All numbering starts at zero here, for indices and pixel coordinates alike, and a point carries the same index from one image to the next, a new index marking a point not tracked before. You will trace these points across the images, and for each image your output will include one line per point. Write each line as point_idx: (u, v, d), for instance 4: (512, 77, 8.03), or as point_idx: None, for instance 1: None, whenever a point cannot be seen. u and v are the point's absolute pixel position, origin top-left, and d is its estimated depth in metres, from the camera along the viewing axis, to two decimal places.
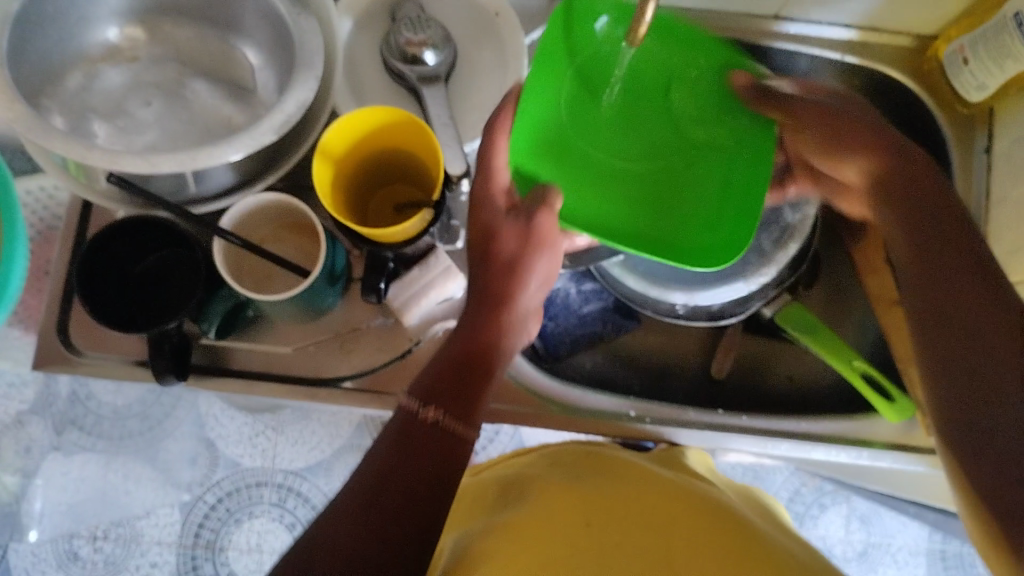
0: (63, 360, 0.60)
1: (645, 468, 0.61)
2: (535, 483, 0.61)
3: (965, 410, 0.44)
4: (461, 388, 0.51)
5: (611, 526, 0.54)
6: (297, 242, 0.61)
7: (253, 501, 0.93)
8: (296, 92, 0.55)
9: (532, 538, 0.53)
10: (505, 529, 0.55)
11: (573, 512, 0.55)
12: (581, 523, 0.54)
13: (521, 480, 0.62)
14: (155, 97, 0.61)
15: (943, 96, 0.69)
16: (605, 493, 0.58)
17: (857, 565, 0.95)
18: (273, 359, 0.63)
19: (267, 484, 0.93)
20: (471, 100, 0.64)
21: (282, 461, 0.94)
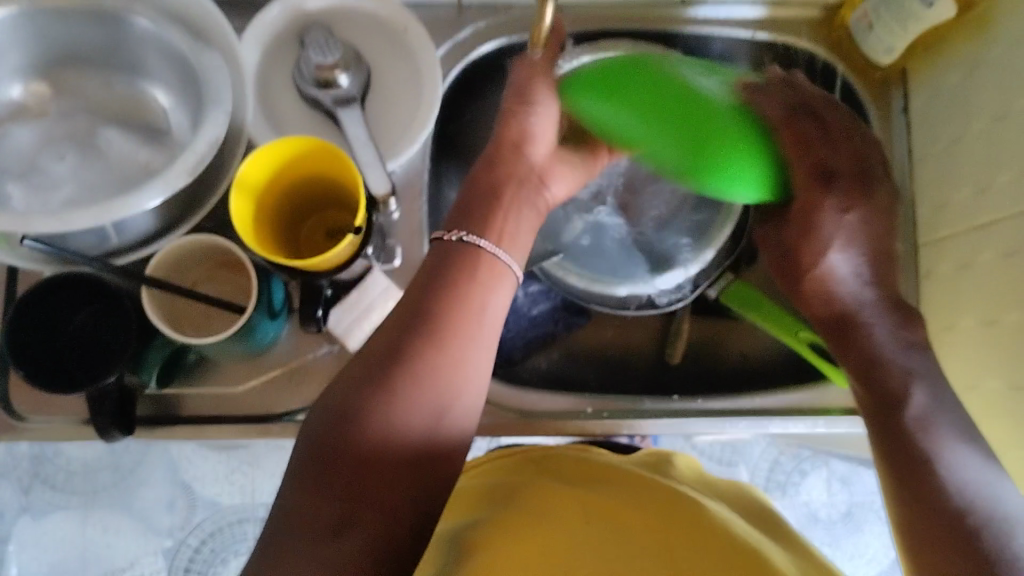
0: (8, 428, 0.59)
1: (640, 476, 0.61)
2: (529, 486, 0.60)
3: (904, 471, 0.48)
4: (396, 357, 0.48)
5: (610, 521, 0.53)
6: (230, 280, 0.60)
7: (237, 539, 0.93)
8: (207, 132, 0.54)
9: (531, 532, 0.52)
10: (500, 523, 0.54)
11: (573, 512, 0.55)
12: (580, 519, 0.53)
13: (512, 482, 0.61)
14: (68, 150, 0.61)
15: (855, 62, 0.69)
16: (601, 496, 0.57)
17: (843, 527, 0.95)
18: (223, 399, 0.63)
19: (250, 520, 0.92)
20: (389, 116, 0.64)
21: (262, 494, 0.93)
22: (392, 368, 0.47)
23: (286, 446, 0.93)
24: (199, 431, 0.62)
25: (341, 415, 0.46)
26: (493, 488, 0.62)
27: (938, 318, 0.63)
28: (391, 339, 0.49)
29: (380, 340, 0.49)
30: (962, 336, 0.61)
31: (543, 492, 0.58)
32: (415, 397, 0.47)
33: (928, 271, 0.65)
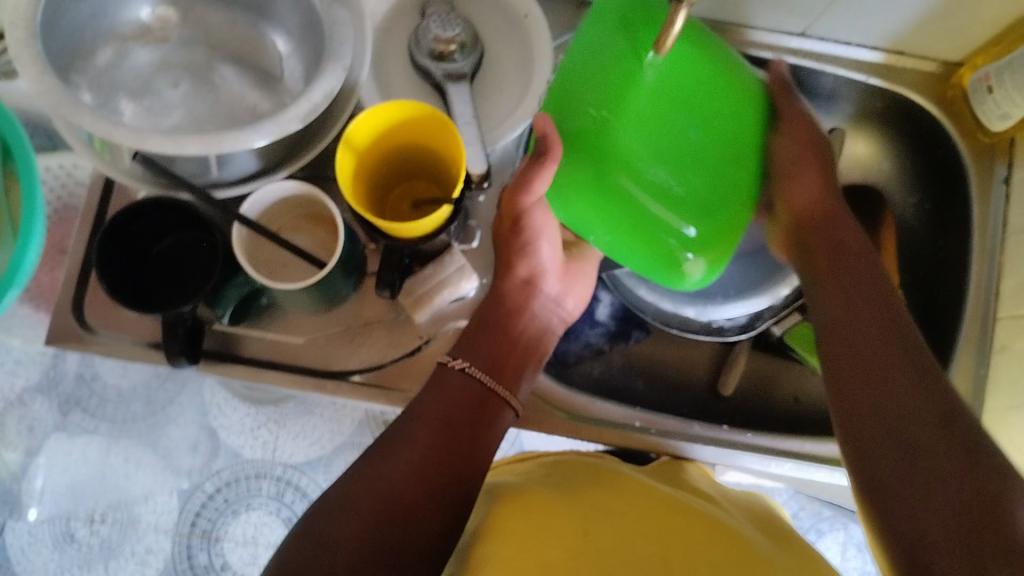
0: (75, 337, 0.60)
1: (645, 484, 0.61)
2: (530, 489, 0.60)
3: (892, 437, 0.44)
4: (461, 420, 0.56)
5: (609, 536, 0.54)
6: (314, 233, 0.61)
7: (251, 493, 0.93)
8: (324, 83, 0.55)
9: (528, 542, 0.53)
10: (497, 530, 0.55)
11: (572, 523, 0.55)
12: (579, 532, 0.54)
13: (517, 484, 0.62)
14: (182, 79, 0.62)
15: (966, 124, 0.69)
16: (603, 508, 0.57)
17: None
18: (285, 348, 0.64)
19: (268, 477, 0.93)
20: (495, 100, 0.64)
21: (282, 454, 0.94)
22: (430, 436, 0.54)
23: (319, 409, 0.93)
24: (255, 374, 0.63)
25: (381, 480, 0.51)
26: (502, 486, 0.62)
27: (1005, 395, 0.63)
28: (461, 381, 0.58)
29: (450, 400, 0.57)
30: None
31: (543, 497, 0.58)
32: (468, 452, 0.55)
33: (1003, 345, 0.65)
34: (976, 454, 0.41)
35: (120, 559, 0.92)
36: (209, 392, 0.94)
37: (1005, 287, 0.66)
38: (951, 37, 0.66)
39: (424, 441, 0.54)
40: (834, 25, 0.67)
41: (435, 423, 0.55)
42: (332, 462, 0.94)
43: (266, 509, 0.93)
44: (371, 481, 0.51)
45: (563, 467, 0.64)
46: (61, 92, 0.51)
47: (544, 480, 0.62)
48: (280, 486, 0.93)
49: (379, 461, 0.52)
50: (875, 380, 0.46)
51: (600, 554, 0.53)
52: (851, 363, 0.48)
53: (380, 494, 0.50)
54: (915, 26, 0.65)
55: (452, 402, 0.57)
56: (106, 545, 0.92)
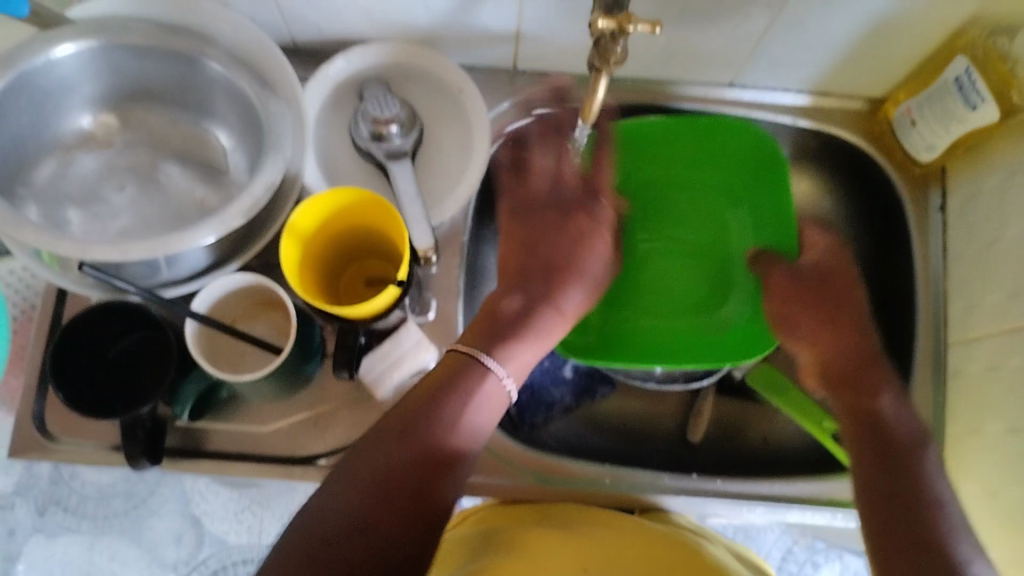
0: (39, 447, 0.60)
1: (639, 523, 0.61)
2: (517, 532, 0.60)
3: (883, 483, 0.52)
4: (398, 434, 0.49)
5: (605, 571, 0.54)
6: (269, 320, 0.62)
7: None
8: (264, 175, 0.56)
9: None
10: (496, 567, 0.55)
11: (570, 557, 0.55)
12: (576, 567, 0.54)
13: (502, 531, 0.61)
14: (129, 182, 0.63)
15: (896, 156, 0.71)
16: (599, 547, 0.57)
17: None
18: (250, 438, 0.64)
19: (254, 561, 0.93)
20: (438, 174, 0.66)
21: (268, 537, 0.93)
22: (368, 463, 0.48)
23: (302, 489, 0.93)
24: (220, 467, 0.63)
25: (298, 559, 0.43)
26: (487, 531, 0.61)
27: (962, 420, 0.63)
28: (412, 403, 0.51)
29: (379, 431, 0.49)
30: (988, 438, 0.60)
31: (535, 539, 0.58)
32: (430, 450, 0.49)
33: (956, 369, 0.65)
34: (912, 488, 0.51)
35: None
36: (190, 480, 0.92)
37: (952, 311, 0.67)
38: (871, 74, 0.68)
39: (384, 441, 0.49)
40: (758, 73, 0.69)
41: (369, 465, 0.48)
42: None
43: None
44: (311, 537, 0.44)
45: (557, 513, 0.63)
46: (3, 210, 0.52)
47: (531, 523, 0.61)
48: None
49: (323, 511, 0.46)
50: (892, 467, 0.53)
51: None
52: (869, 472, 0.53)
53: (333, 542, 0.44)
54: (835, 68, 0.68)
55: (390, 427, 0.49)
56: None
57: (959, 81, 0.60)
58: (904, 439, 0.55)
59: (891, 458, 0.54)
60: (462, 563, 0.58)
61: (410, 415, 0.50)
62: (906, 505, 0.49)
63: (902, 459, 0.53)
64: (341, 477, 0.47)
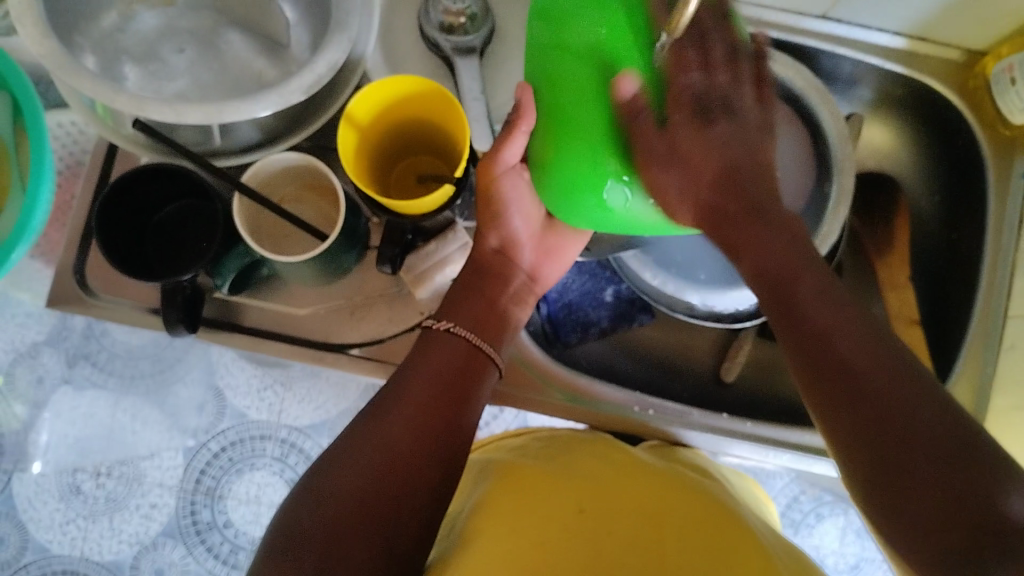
0: (78, 300, 0.61)
1: (628, 455, 0.62)
2: (522, 465, 0.61)
3: (790, 320, 0.43)
4: (415, 390, 0.53)
5: (604, 515, 0.55)
6: (317, 204, 0.61)
7: (256, 453, 0.94)
8: (329, 54, 0.54)
9: (527, 524, 0.54)
10: (490, 509, 0.56)
11: (569, 499, 0.56)
12: (575, 509, 0.55)
13: (510, 460, 0.62)
14: (188, 45, 0.61)
15: (987, 113, 0.67)
16: (601, 483, 0.58)
17: None
18: (284, 318, 0.63)
19: (272, 439, 0.94)
20: (504, 75, 0.64)
21: (288, 417, 0.95)
22: (391, 413, 0.51)
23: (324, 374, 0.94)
24: (251, 344, 0.63)
25: (332, 510, 0.46)
26: (494, 462, 0.63)
27: (1009, 395, 0.62)
28: (419, 365, 0.55)
29: (396, 387, 0.53)
30: None
31: (531, 475, 0.59)
32: (450, 402, 0.53)
33: (1012, 343, 0.63)
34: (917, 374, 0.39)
35: (126, 511, 0.93)
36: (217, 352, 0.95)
37: (1018, 283, 0.64)
38: (973, 26, 0.64)
39: (399, 396, 0.52)
40: (853, 9, 0.65)
41: (393, 417, 0.51)
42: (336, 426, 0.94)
43: (270, 469, 0.94)
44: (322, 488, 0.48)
45: (562, 442, 0.64)
46: (63, 55, 0.51)
47: (537, 454, 0.62)
48: (283, 448, 0.95)
49: (333, 458, 0.49)
50: (831, 339, 0.41)
51: (592, 533, 0.53)
52: (805, 360, 0.42)
53: (343, 488, 0.47)
54: (937, 12, 0.64)
55: (405, 385, 0.53)
56: (112, 498, 0.93)
57: None
58: (867, 316, 0.42)
59: (799, 323, 0.42)
60: (464, 500, 0.60)
61: (422, 372, 0.54)
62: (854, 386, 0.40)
63: (828, 320, 0.41)
64: (352, 436, 0.50)
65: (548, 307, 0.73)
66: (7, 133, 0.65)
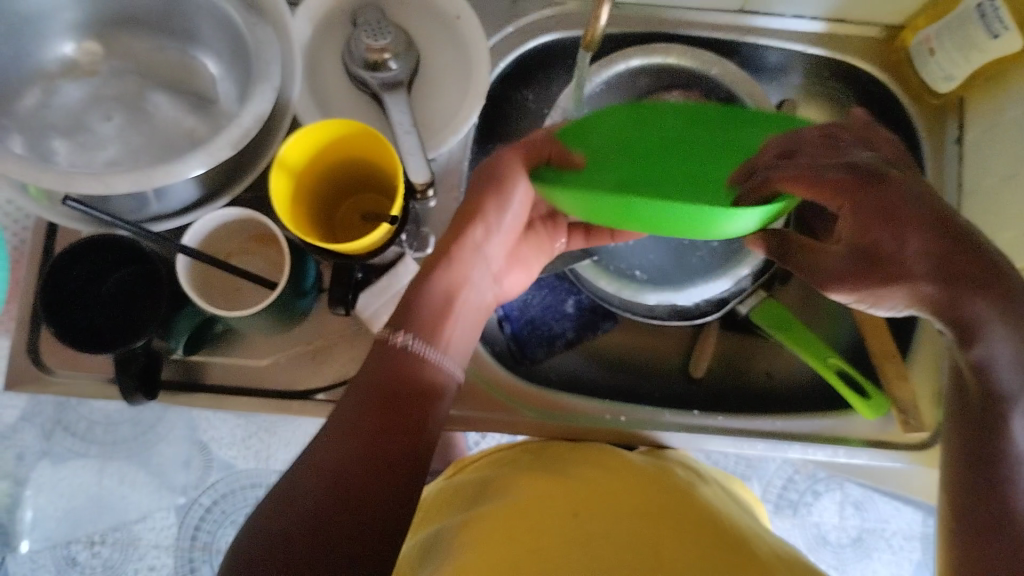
0: (36, 380, 0.60)
1: (623, 460, 0.62)
2: (510, 478, 0.60)
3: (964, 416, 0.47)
4: (364, 415, 0.49)
5: (598, 517, 0.55)
6: (263, 255, 0.61)
7: (247, 503, 0.94)
8: (253, 106, 0.54)
9: (521, 529, 0.54)
10: (479, 516, 0.56)
11: (562, 504, 0.56)
12: (569, 513, 0.55)
13: (492, 476, 0.61)
14: (116, 111, 0.61)
15: (910, 84, 0.68)
16: (593, 488, 0.58)
17: (851, 551, 0.93)
18: (246, 371, 0.63)
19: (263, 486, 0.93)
20: (435, 103, 0.64)
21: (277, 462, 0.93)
22: (337, 448, 0.48)
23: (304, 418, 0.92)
24: (215, 400, 0.62)
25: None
26: (479, 479, 0.62)
27: None
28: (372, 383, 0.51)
29: (343, 414, 0.50)
30: None
31: (523, 483, 0.59)
32: (400, 429, 0.49)
33: None
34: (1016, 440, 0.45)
35: (125, 575, 0.95)
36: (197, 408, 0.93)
37: None
38: (889, 1, 0.65)
39: (345, 426, 0.49)
40: None
41: (332, 453, 0.48)
42: None
43: None
44: (306, 478, 0.47)
45: (552, 452, 0.63)
46: None
47: (521, 464, 0.62)
48: None
49: (293, 488, 0.47)
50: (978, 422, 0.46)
51: (590, 536, 0.53)
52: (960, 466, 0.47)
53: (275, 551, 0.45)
54: None
55: (355, 407, 0.50)
56: (109, 565, 0.95)
57: (983, 8, 0.57)
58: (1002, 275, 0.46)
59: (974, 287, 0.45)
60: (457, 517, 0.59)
61: (375, 392, 0.50)
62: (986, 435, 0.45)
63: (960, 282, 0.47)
64: (292, 482, 0.47)
65: (512, 325, 0.72)
66: None
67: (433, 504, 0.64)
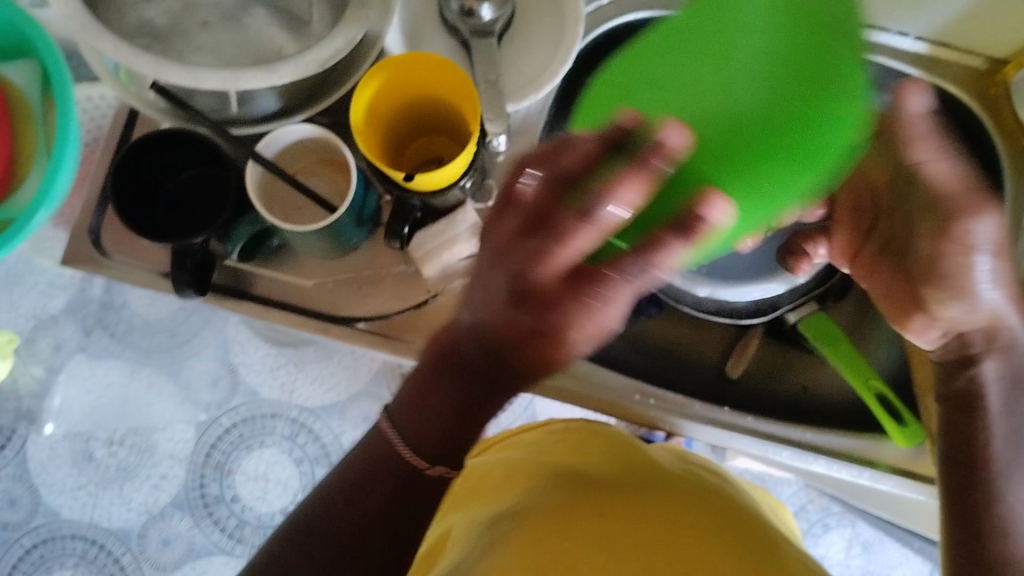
0: (92, 260, 0.62)
1: (660, 467, 0.63)
2: (553, 470, 0.62)
3: (969, 449, 0.54)
4: (475, 392, 0.45)
5: (626, 516, 0.54)
6: (330, 178, 0.61)
7: (266, 431, 1.05)
8: (348, 29, 0.55)
9: (551, 523, 0.53)
10: (513, 513, 0.57)
11: (589, 503, 0.56)
12: (596, 512, 0.54)
13: (531, 467, 0.65)
14: (212, 17, 0.63)
15: (1005, 122, 0.67)
16: (628, 491, 0.57)
17: None
18: (294, 290, 0.64)
19: (282, 417, 1.05)
20: (521, 63, 0.64)
21: (299, 397, 1.05)
22: (434, 433, 0.47)
23: (337, 356, 1.05)
24: (261, 313, 0.64)
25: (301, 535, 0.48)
26: (514, 466, 0.66)
27: None
28: (485, 355, 0.43)
29: (433, 411, 0.46)
30: None
31: (566, 484, 0.59)
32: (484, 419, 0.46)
33: None
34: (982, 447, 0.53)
35: (137, 479, 1.03)
36: (233, 331, 1.05)
37: None
38: (998, 29, 0.64)
39: (436, 393, 0.46)
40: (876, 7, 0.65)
41: (370, 473, 0.48)
42: (346, 409, 1.06)
43: (280, 447, 1.05)
44: (368, 459, 0.49)
45: (593, 445, 0.66)
46: (87, 17, 0.51)
47: (563, 460, 0.64)
48: (294, 428, 1.05)
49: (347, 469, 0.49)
50: (968, 406, 0.55)
51: (617, 535, 0.52)
52: (951, 467, 0.54)
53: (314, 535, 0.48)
54: (962, 15, 0.63)
55: (459, 376, 0.45)
56: (124, 466, 1.03)
57: None
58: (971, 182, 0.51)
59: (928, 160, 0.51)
60: (491, 504, 0.62)
61: (487, 374, 0.44)
62: (964, 457, 0.54)
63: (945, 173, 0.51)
64: (327, 479, 0.50)
65: None
66: (34, 101, 0.67)
67: (466, 473, 0.71)
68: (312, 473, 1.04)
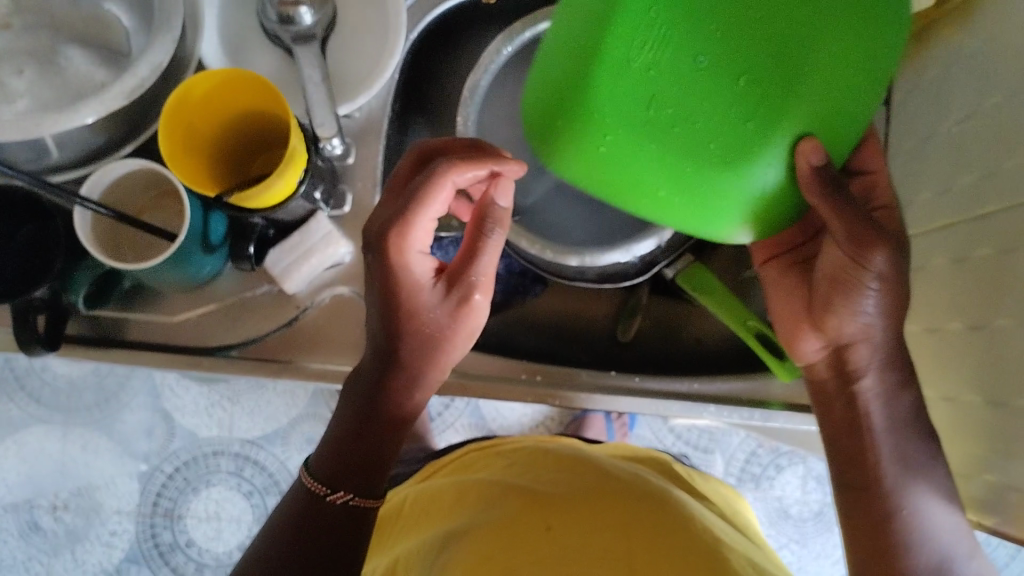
0: None
1: (602, 468, 0.63)
2: (500, 487, 0.62)
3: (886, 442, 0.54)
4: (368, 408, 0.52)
5: (575, 527, 0.54)
6: (172, 209, 0.60)
7: (211, 470, 1.02)
8: (151, 55, 0.54)
9: (505, 540, 0.54)
10: (462, 535, 0.57)
11: (537, 518, 0.56)
12: (544, 527, 0.54)
13: (477, 485, 0.64)
14: (27, 65, 0.60)
15: None
16: (573, 498, 0.57)
17: (813, 525, 1.06)
18: (163, 328, 0.63)
19: (225, 454, 1.02)
20: (350, 61, 0.63)
21: (239, 430, 1.03)
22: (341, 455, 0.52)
23: (270, 386, 1.03)
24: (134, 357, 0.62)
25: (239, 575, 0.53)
26: (458, 484, 0.66)
27: (918, 319, 0.61)
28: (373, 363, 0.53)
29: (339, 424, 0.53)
30: (942, 339, 0.58)
31: (515, 500, 0.59)
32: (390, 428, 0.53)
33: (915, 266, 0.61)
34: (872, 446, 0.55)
35: (88, 541, 1.01)
36: (159, 376, 1.02)
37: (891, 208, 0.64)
38: None
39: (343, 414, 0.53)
40: None
41: (291, 529, 0.52)
42: (289, 434, 1.03)
43: (227, 484, 1.03)
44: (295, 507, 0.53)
45: (542, 460, 0.65)
46: None
47: (510, 476, 0.64)
48: (239, 461, 1.03)
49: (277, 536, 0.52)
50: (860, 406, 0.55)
51: (569, 547, 0.53)
52: (842, 457, 0.56)
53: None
54: None
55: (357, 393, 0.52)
56: (72, 530, 1.01)
57: None
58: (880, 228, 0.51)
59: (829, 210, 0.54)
60: (438, 525, 0.62)
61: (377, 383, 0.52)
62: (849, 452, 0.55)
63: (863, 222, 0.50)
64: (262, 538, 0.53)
65: None
66: None
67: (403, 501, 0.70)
68: (262, 504, 1.03)
